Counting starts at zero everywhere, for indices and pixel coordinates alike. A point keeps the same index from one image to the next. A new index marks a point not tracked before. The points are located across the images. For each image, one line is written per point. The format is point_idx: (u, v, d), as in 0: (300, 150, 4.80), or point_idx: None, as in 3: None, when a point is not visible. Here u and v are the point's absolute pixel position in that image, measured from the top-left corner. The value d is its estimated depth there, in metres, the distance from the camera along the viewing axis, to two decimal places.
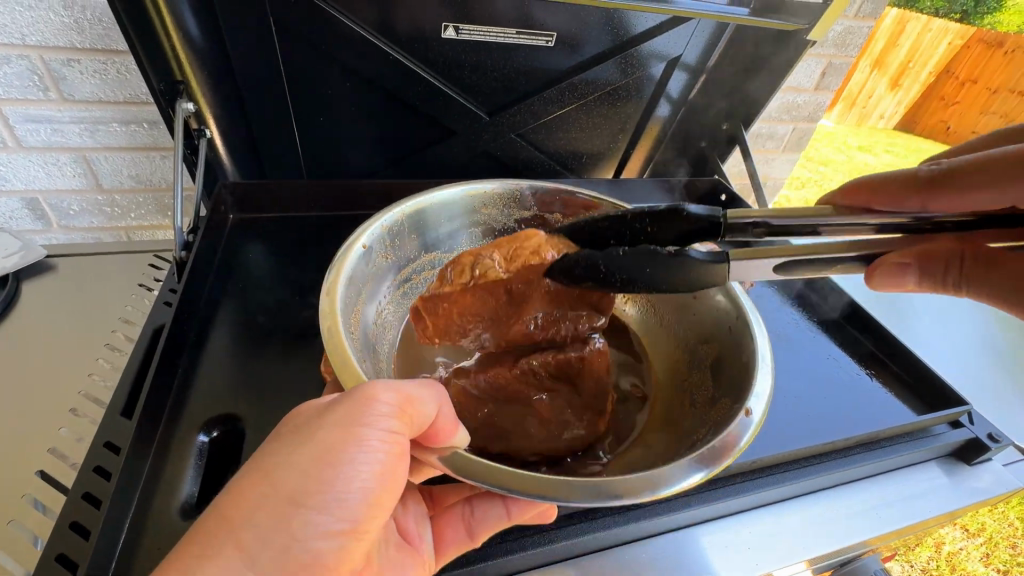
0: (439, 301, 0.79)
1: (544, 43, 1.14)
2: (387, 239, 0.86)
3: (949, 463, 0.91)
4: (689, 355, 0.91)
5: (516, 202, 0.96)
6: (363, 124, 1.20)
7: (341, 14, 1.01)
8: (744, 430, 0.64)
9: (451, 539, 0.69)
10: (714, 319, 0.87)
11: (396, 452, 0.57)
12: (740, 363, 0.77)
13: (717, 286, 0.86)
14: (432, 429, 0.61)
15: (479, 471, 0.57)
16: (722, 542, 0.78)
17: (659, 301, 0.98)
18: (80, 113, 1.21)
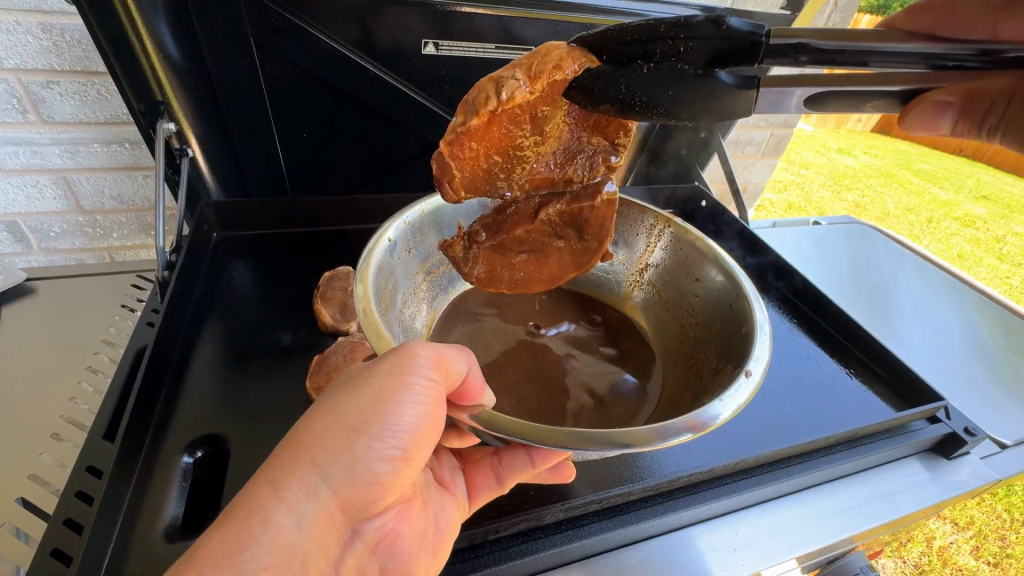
0: (466, 134, 0.68)
1: (523, 57, 1.16)
2: (409, 234, 0.93)
3: (928, 458, 0.93)
4: (693, 333, 0.97)
5: None
6: (349, 138, 1.22)
7: (320, 32, 1.02)
8: (743, 389, 0.69)
9: (483, 485, 0.74)
10: (714, 299, 0.93)
11: (411, 440, 0.58)
12: (740, 334, 0.83)
13: (717, 268, 0.93)
14: (464, 386, 0.64)
15: (504, 425, 0.60)
16: (709, 543, 0.79)
17: (664, 288, 1.05)
18: (59, 135, 1.21)
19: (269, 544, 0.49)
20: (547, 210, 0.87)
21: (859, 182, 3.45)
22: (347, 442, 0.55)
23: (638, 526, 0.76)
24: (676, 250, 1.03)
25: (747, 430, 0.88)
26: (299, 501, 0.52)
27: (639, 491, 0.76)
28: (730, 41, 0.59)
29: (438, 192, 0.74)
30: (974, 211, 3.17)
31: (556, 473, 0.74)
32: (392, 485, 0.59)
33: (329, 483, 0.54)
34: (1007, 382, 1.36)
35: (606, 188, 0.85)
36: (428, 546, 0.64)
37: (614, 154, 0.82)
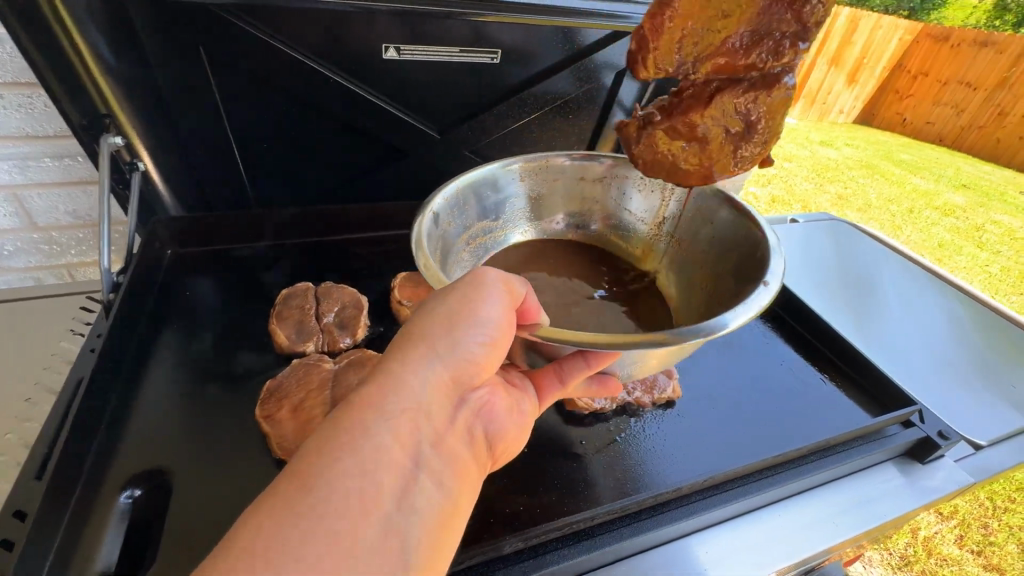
0: (673, 1, 0.62)
1: (489, 60, 1.15)
2: (450, 207, 0.91)
3: (903, 463, 0.92)
4: (709, 268, 0.96)
5: (552, 170, 1.06)
6: (313, 147, 1.18)
7: (271, 38, 0.98)
8: (761, 296, 0.70)
9: (547, 388, 0.70)
10: (729, 236, 0.93)
11: (499, 330, 0.55)
12: (756, 259, 0.84)
13: (726, 205, 0.94)
14: (523, 307, 0.62)
15: (560, 337, 0.62)
16: (678, 561, 0.75)
17: (680, 234, 1.04)
18: (6, 150, 1.15)
19: (392, 410, 0.44)
20: (722, 98, 0.69)
21: (842, 175, 3.63)
22: (451, 328, 0.52)
23: (604, 552, 0.70)
24: (690, 201, 1.01)
25: (713, 447, 0.87)
26: (413, 376, 0.47)
27: (604, 514, 0.70)
28: None
29: (629, 70, 0.67)
30: (953, 200, 3.41)
31: (607, 385, 0.74)
32: (490, 366, 0.55)
33: (442, 359, 0.50)
34: (988, 372, 1.36)
35: (785, 81, 0.66)
36: (519, 424, 0.61)
37: (804, 38, 0.63)
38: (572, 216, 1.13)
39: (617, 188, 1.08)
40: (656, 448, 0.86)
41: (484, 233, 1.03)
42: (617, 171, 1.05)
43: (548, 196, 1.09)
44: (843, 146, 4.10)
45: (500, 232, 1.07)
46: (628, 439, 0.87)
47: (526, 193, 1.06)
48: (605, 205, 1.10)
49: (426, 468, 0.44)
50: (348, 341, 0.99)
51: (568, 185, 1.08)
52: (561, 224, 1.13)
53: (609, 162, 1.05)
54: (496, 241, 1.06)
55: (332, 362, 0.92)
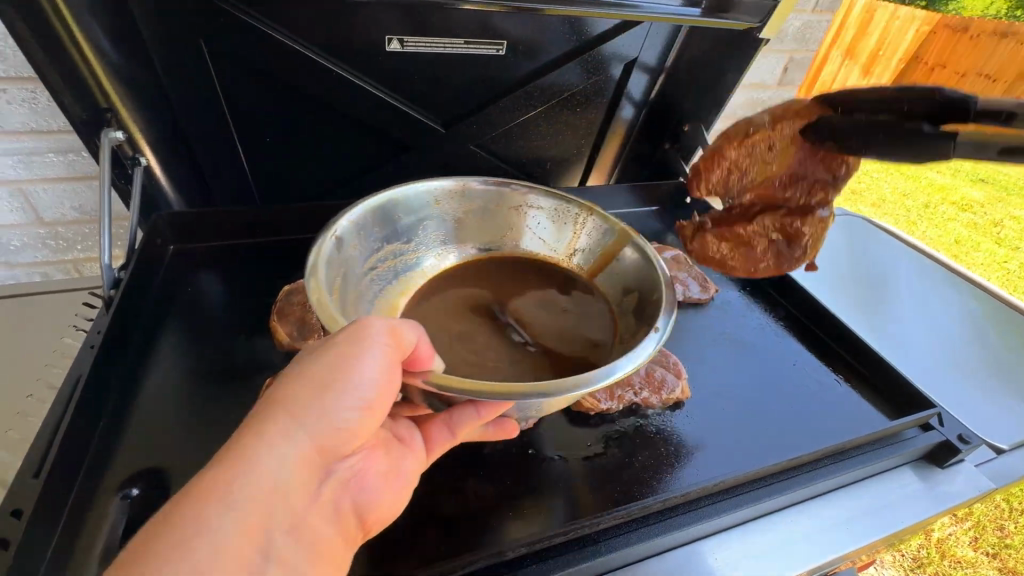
0: (728, 151, 0.76)
1: (494, 52, 1.12)
2: (355, 231, 0.90)
3: (921, 467, 0.89)
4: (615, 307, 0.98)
5: (468, 196, 1.05)
6: (316, 141, 1.17)
7: (273, 30, 0.96)
8: (651, 342, 0.73)
9: (439, 436, 0.71)
10: (638, 273, 0.95)
11: (376, 393, 0.56)
12: (657, 298, 0.87)
13: (635, 244, 0.97)
14: (415, 356, 0.61)
15: (457, 386, 0.63)
16: (690, 566, 0.72)
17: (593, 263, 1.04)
18: (10, 145, 1.15)
19: (242, 498, 0.47)
20: (765, 217, 0.78)
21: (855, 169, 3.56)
22: (321, 400, 0.53)
23: (610, 558, 0.67)
24: (601, 234, 1.03)
25: (722, 451, 0.85)
26: (270, 457, 0.50)
27: (611, 519, 0.68)
28: (939, 104, 0.57)
29: (686, 188, 0.81)
30: (971, 195, 3.33)
31: (503, 428, 0.76)
32: (362, 433, 0.57)
33: (307, 433, 0.52)
34: (1010, 372, 1.32)
35: (819, 214, 0.76)
36: (395, 485, 0.64)
37: (832, 188, 0.74)
38: (484, 244, 1.09)
39: (531, 219, 1.07)
40: (661, 451, 0.84)
41: (394, 256, 1.00)
42: (532, 200, 1.06)
43: (462, 223, 1.08)
44: None
45: (413, 256, 1.04)
46: (634, 443, 0.85)
47: (443, 217, 1.06)
48: (517, 235, 1.09)
49: (275, 558, 0.47)
50: None
51: (483, 212, 1.07)
52: (472, 251, 1.09)
53: (525, 190, 1.05)
54: (407, 266, 1.03)
55: None
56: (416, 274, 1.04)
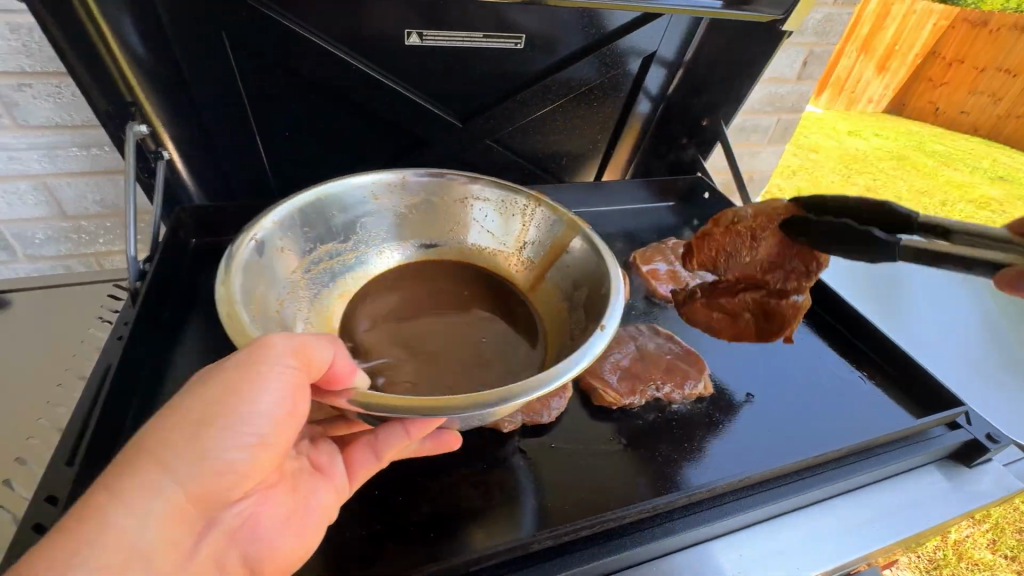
0: (713, 239, 0.91)
1: (513, 45, 1.12)
2: (280, 235, 0.85)
3: (947, 467, 0.88)
4: (565, 304, 0.92)
5: (406, 188, 0.99)
6: (334, 135, 1.18)
7: (294, 23, 0.97)
8: (596, 343, 0.68)
9: (361, 461, 0.70)
10: (587, 265, 0.90)
11: (272, 427, 0.55)
12: (603, 294, 0.82)
13: (583, 234, 0.91)
14: (330, 374, 0.59)
15: (380, 404, 0.59)
16: (714, 563, 0.72)
17: (541, 254, 0.99)
18: (36, 139, 1.17)
19: (86, 562, 0.43)
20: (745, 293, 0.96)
21: (871, 166, 3.51)
22: (201, 440, 0.50)
23: (634, 551, 0.67)
24: (550, 225, 0.97)
25: (745, 447, 0.84)
26: (127, 514, 0.46)
27: (636, 513, 0.67)
28: (888, 213, 0.71)
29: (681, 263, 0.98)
30: (989, 193, 3.29)
31: (432, 445, 0.72)
32: (252, 473, 0.55)
33: (179, 481, 0.49)
34: None
35: (794, 297, 0.92)
36: (298, 526, 0.61)
37: (805, 277, 0.88)
38: (431, 239, 1.03)
39: (478, 212, 1.01)
40: (683, 448, 0.83)
41: (331, 256, 0.95)
42: (479, 192, 1.00)
43: (407, 218, 1.02)
44: (873, 136, 3.95)
45: (353, 256, 0.98)
46: (655, 438, 0.84)
47: (385, 213, 1.00)
48: (465, 228, 1.03)
49: None
50: None
51: (423, 203, 1.01)
52: (418, 247, 1.03)
53: (466, 180, 0.99)
54: (349, 265, 0.97)
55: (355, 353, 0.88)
56: (358, 274, 0.98)
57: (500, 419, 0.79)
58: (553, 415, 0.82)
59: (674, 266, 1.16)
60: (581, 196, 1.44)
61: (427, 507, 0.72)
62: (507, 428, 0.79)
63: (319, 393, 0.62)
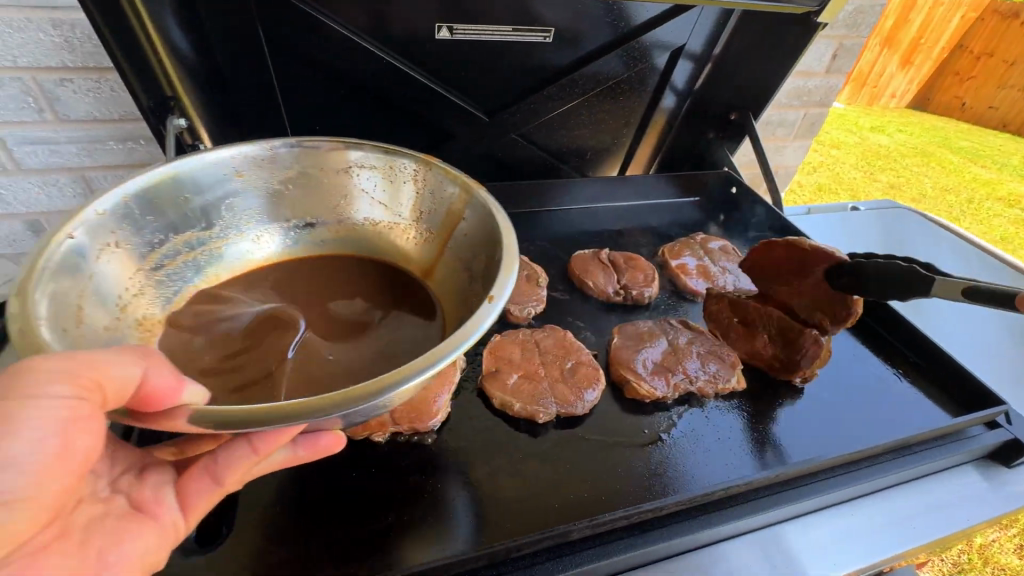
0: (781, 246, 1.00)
1: (541, 39, 1.12)
2: (112, 228, 0.69)
3: (985, 467, 0.86)
4: (466, 272, 0.80)
5: (275, 161, 0.83)
6: (363, 129, 1.19)
7: (328, 18, 0.98)
8: (480, 315, 0.56)
9: (196, 491, 0.59)
10: (484, 232, 0.78)
11: (41, 470, 0.45)
12: (496, 261, 0.71)
13: (477, 197, 0.79)
14: (138, 398, 0.47)
15: (218, 417, 0.46)
16: (750, 556, 0.71)
17: (438, 225, 0.86)
18: (76, 133, 1.20)
19: None
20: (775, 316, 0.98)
21: (895, 163, 3.44)
22: None
23: (670, 543, 0.67)
24: (441, 193, 0.85)
25: (776, 443, 0.84)
26: None
27: (673, 505, 0.68)
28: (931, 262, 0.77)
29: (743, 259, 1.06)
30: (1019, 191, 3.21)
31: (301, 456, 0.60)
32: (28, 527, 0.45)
33: None
34: None
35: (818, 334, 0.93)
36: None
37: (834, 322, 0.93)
38: (313, 215, 0.89)
39: (359, 180, 0.87)
40: (708, 445, 0.81)
41: (191, 246, 0.80)
42: (359, 159, 0.86)
43: (281, 195, 0.87)
44: (897, 131, 3.86)
45: (221, 245, 0.83)
46: (688, 432, 0.83)
47: (252, 191, 0.84)
48: (350, 201, 0.89)
49: None
50: None
51: (294, 175, 0.85)
52: (300, 227, 0.89)
53: (344, 147, 0.84)
54: (214, 255, 0.82)
55: None
56: (235, 265, 0.84)
57: (535, 409, 0.79)
58: (587, 407, 0.82)
59: (703, 261, 1.16)
60: (606, 191, 1.44)
61: (455, 494, 0.70)
62: (542, 419, 0.79)
63: (131, 416, 0.49)
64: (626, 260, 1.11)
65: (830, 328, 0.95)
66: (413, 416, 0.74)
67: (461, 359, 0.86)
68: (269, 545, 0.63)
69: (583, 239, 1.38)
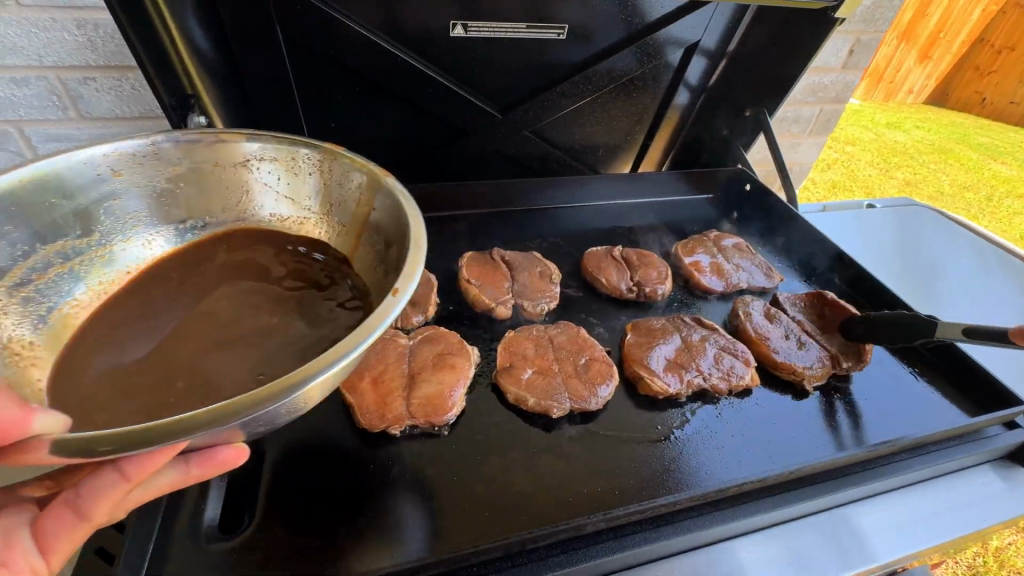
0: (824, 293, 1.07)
1: (555, 36, 1.12)
2: None
3: (1002, 467, 0.86)
4: (379, 265, 0.77)
5: (159, 157, 0.77)
6: (378, 126, 1.20)
7: (345, 17, 0.99)
8: (383, 312, 0.52)
9: (58, 528, 0.47)
10: (389, 223, 0.75)
11: None
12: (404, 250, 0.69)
13: (377, 186, 0.77)
14: None
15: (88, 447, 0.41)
16: (764, 551, 0.72)
17: (344, 217, 0.83)
18: (98, 131, 1.23)
19: None
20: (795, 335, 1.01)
21: (912, 160, 3.39)
22: None
23: (684, 538, 0.68)
24: (342, 184, 0.82)
25: (785, 442, 0.83)
26: None
27: (686, 500, 0.68)
28: None
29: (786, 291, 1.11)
30: None
31: (196, 476, 0.50)
32: None
33: None
34: None
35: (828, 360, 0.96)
36: None
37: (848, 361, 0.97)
38: (211, 213, 0.85)
39: (258, 174, 0.84)
40: (709, 446, 0.80)
41: (66, 254, 0.74)
42: (255, 151, 0.81)
43: (172, 193, 0.82)
44: (913, 128, 3.80)
45: (104, 251, 0.78)
46: (701, 429, 0.83)
47: (136, 191, 0.79)
48: (250, 195, 0.85)
49: None
50: (421, 317, 0.93)
51: (181, 173, 0.81)
52: (196, 228, 0.85)
53: (234, 140, 0.80)
54: (96, 261, 0.77)
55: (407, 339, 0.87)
56: (123, 271, 0.79)
57: (549, 404, 0.80)
58: (601, 402, 0.82)
59: (716, 258, 1.15)
60: (618, 187, 1.44)
61: (411, 512, 0.67)
62: (556, 413, 0.80)
63: None
64: (639, 257, 1.11)
65: (845, 366, 0.96)
66: (429, 410, 0.76)
67: (476, 353, 0.87)
68: (287, 534, 0.63)
69: (595, 236, 1.38)
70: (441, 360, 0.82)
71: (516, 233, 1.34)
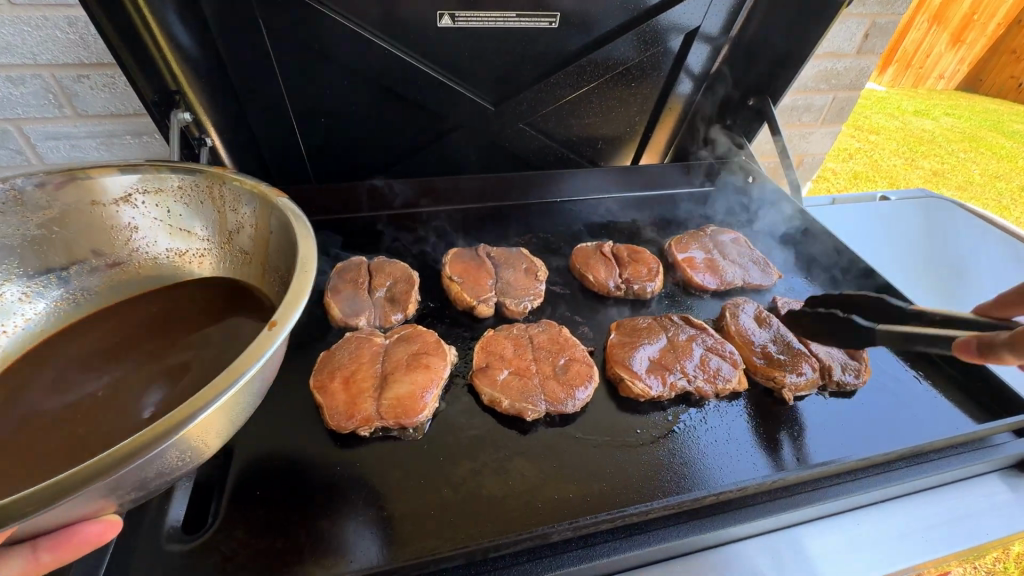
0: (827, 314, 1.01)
1: (548, 24, 1.08)
2: None
3: (1011, 476, 0.81)
4: (282, 288, 0.75)
5: (21, 203, 0.71)
6: (367, 120, 1.18)
7: (330, 10, 0.97)
8: (261, 350, 0.49)
9: None
10: (285, 245, 0.73)
11: None
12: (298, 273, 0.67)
13: (272, 207, 0.73)
14: None
15: None
16: (754, 564, 0.68)
17: (243, 242, 0.80)
18: (94, 128, 1.24)
19: None
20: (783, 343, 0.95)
21: (938, 148, 3.25)
22: None
23: (661, 547, 0.65)
24: (235, 208, 0.78)
25: (770, 451, 0.79)
26: None
27: (661, 509, 0.65)
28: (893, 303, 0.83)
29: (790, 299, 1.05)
30: None
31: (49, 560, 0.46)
32: None
33: None
34: None
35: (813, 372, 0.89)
36: None
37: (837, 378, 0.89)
38: (94, 257, 0.80)
39: (140, 208, 0.79)
40: (694, 454, 0.77)
41: None
42: (133, 184, 0.77)
43: (47, 240, 0.76)
44: (942, 115, 3.63)
45: None
46: (686, 432, 0.80)
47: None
48: (137, 232, 0.81)
49: None
50: (400, 316, 0.91)
51: (54, 217, 0.75)
52: (80, 272, 0.80)
53: (104, 177, 0.75)
54: None
55: (383, 337, 0.86)
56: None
57: (523, 406, 0.78)
58: (578, 405, 0.80)
59: (710, 253, 1.12)
60: (615, 181, 1.40)
61: (366, 517, 0.66)
62: (531, 415, 0.78)
63: None
64: (629, 253, 1.08)
65: (837, 377, 0.89)
66: (398, 413, 0.74)
67: (454, 353, 0.85)
68: (257, 535, 0.63)
69: (592, 230, 1.34)
70: (415, 360, 0.81)
71: (511, 229, 1.32)
